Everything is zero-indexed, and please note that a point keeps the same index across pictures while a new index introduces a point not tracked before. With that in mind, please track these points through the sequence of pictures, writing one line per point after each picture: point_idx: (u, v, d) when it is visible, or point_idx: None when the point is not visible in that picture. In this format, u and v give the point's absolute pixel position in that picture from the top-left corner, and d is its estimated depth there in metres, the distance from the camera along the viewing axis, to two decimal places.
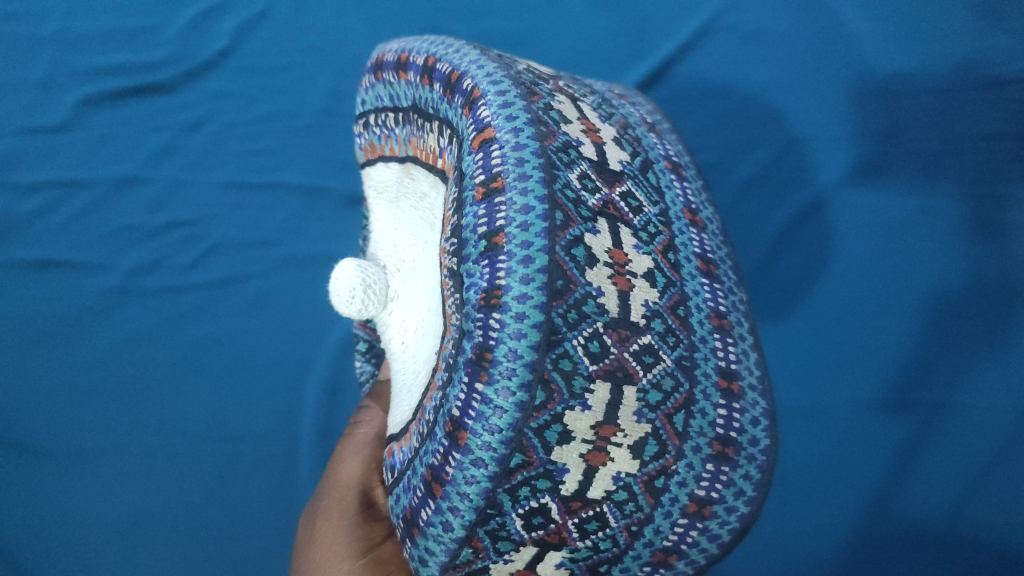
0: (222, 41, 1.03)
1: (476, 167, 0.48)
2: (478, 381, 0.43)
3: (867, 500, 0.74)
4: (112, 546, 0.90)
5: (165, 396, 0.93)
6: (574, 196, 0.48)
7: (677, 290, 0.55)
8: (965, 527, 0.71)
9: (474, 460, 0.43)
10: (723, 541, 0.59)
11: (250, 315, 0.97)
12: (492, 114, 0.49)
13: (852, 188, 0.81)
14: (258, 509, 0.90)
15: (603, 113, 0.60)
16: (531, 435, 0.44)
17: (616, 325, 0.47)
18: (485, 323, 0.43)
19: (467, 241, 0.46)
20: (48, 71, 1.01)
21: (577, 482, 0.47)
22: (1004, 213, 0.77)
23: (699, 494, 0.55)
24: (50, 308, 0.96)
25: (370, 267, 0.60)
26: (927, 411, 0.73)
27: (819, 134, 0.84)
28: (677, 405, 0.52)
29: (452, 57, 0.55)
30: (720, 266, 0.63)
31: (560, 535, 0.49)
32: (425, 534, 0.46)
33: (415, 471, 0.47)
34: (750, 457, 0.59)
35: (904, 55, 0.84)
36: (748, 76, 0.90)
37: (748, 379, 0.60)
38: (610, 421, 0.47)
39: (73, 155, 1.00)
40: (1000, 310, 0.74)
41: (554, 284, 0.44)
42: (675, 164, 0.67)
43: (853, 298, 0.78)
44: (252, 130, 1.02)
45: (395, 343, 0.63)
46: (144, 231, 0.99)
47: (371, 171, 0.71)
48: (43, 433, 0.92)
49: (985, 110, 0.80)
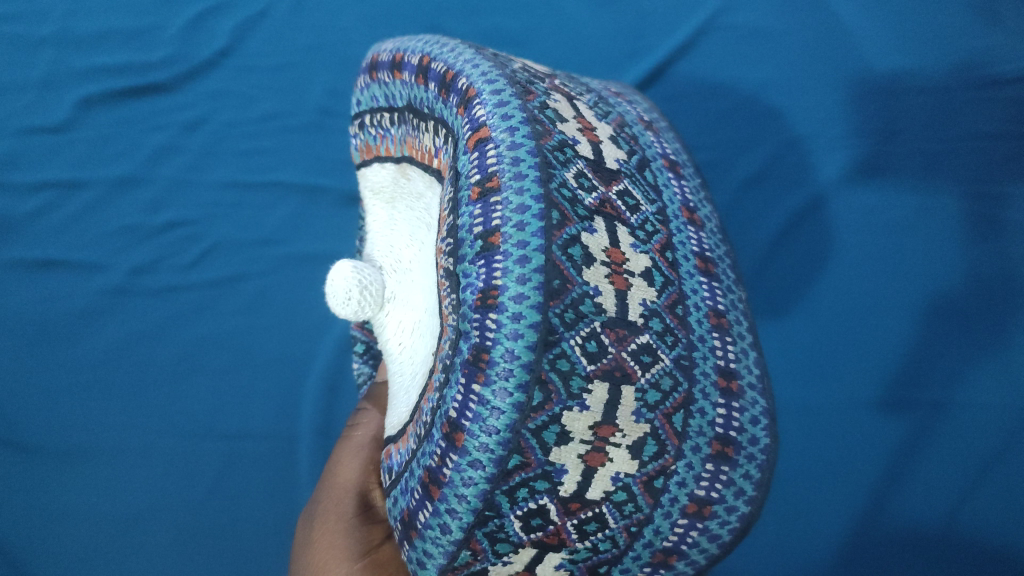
0: (221, 40, 1.03)
1: (472, 167, 0.47)
2: (476, 382, 0.43)
3: (868, 497, 0.73)
4: (110, 546, 0.89)
5: (165, 395, 0.93)
6: (570, 195, 0.48)
7: (675, 289, 0.54)
8: (965, 525, 0.71)
9: (472, 462, 0.43)
10: (723, 541, 0.59)
11: (249, 315, 0.96)
12: (487, 113, 0.48)
13: (851, 185, 0.81)
14: (256, 509, 0.90)
15: (599, 111, 0.59)
16: (529, 436, 0.44)
17: (613, 324, 0.47)
18: (481, 324, 0.43)
19: (463, 241, 0.46)
20: (48, 71, 1.01)
21: (575, 483, 0.47)
22: (1003, 211, 0.76)
23: (698, 494, 0.55)
24: (51, 308, 0.95)
25: (365, 269, 0.60)
26: (928, 408, 0.73)
27: (819, 131, 0.84)
28: (676, 405, 0.52)
29: (447, 56, 0.55)
30: (719, 264, 0.63)
31: (559, 537, 0.49)
32: (423, 537, 0.46)
33: (413, 473, 0.47)
34: (750, 456, 0.59)
35: (903, 53, 0.84)
36: (748, 74, 0.90)
37: (747, 377, 0.60)
38: (609, 421, 0.47)
39: (73, 155, 1.00)
40: (1000, 308, 0.74)
41: (550, 284, 0.44)
42: (672, 162, 0.66)
43: (853, 294, 0.78)
44: (251, 130, 1.02)
45: (392, 345, 0.63)
46: (143, 231, 0.98)
47: (367, 172, 0.70)
48: (44, 432, 0.92)
49: (984, 108, 0.80)
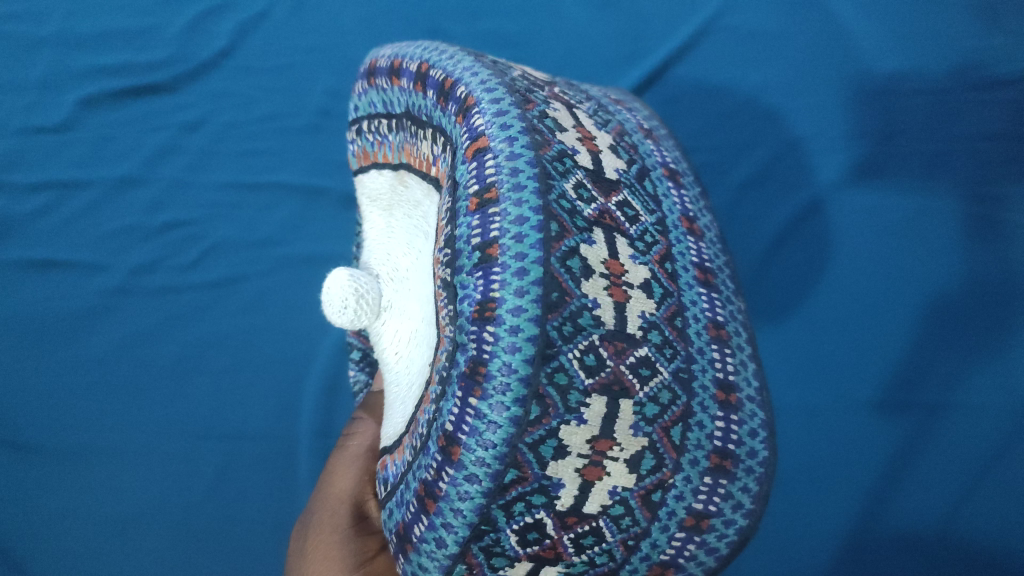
0: (221, 41, 1.02)
1: (470, 177, 0.47)
2: (472, 396, 0.42)
3: (869, 502, 0.73)
4: (110, 547, 0.89)
5: (163, 397, 0.92)
6: (569, 206, 0.47)
7: (674, 300, 0.54)
8: (963, 529, 0.71)
9: (468, 476, 0.42)
10: (721, 554, 0.59)
11: (248, 316, 0.95)
12: (486, 123, 0.48)
13: (851, 189, 0.80)
14: (256, 510, 0.89)
15: (599, 120, 0.59)
16: (525, 450, 0.43)
17: (612, 337, 0.47)
18: (478, 336, 0.43)
19: (461, 252, 0.45)
20: (49, 70, 1.00)
21: (572, 497, 0.46)
22: (1002, 214, 0.76)
23: (697, 507, 0.54)
24: (49, 308, 0.95)
25: (362, 277, 0.59)
26: (926, 411, 0.73)
27: (820, 135, 0.84)
28: (674, 418, 0.51)
29: (445, 63, 0.54)
30: (718, 274, 0.63)
31: (556, 550, 0.48)
32: (419, 550, 0.46)
33: (408, 486, 0.47)
34: (748, 469, 0.58)
35: (902, 57, 0.83)
36: (749, 76, 0.89)
37: (746, 390, 0.59)
38: (606, 436, 0.47)
39: (73, 154, 0.99)
40: (999, 311, 0.74)
41: (549, 297, 0.43)
42: (672, 171, 0.66)
43: (854, 299, 0.77)
44: (251, 130, 1.01)
45: (388, 354, 0.62)
46: (144, 231, 0.98)
47: (364, 179, 0.70)
48: (42, 432, 0.91)
49: (983, 112, 0.80)
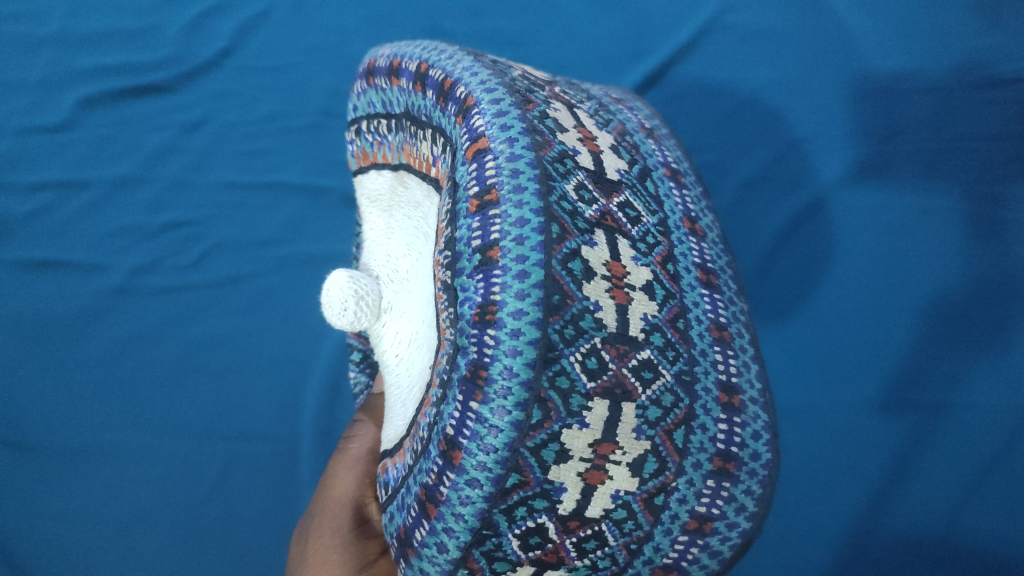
0: (222, 41, 1.01)
1: (470, 179, 0.46)
2: (473, 400, 0.42)
3: (871, 500, 0.73)
4: (111, 546, 0.88)
5: (164, 398, 0.92)
6: (570, 208, 0.47)
7: (676, 302, 0.54)
8: (965, 528, 0.70)
9: (469, 481, 0.42)
10: (724, 557, 0.58)
11: (249, 316, 0.95)
12: (486, 123, 0.47)
13: (854, 188, 0.80)
14: (257, 509, 0.89)
15: (600, 119, 0.59)
16: (527, 454, 0.43)
17: (614, 340, 0.46)
18: (479, 339, 0.42)
19: (461, 254, 0.45)
20: (50, 71, 1.00)
21: (574, 501, 0.46)
22: (1005, 212, 0.76)
23: (699, 510, 0.54)
24: (50, 307, 0.94)
25: (361, 279, 0.59)
26: (928, 410, 0.72)
27: (823, 134, 0.83)
28: (677, 421, 0.51)
29: (444, 63, 0.54)
30: (720, 275, 0.62)
31: (558, 554, 0.48)
32: (420, 555, 0.45)
33: (409, 490, 0.46)
34: (751, 472, 0.58)
35: (906, 55, 0.83)
36: (751, 75, 0.88)
37: (748, 392, 0.59)
38: (608, 439, 0.46)
39: (74, 154, 0.99)
40: (1000, 309, 0.73)
41: (550, 300, 0.43)
42: (673, 171, 0.66)
43: (856, 297, 0.77)
44: (251, 130, 1.00)
45: (389, 356, 0.62)
46: (145, 231, 0.97)
47: (364, 179, 0.69)
48: (43, 432, 0.91)
49: (987, 109, 0.79)
